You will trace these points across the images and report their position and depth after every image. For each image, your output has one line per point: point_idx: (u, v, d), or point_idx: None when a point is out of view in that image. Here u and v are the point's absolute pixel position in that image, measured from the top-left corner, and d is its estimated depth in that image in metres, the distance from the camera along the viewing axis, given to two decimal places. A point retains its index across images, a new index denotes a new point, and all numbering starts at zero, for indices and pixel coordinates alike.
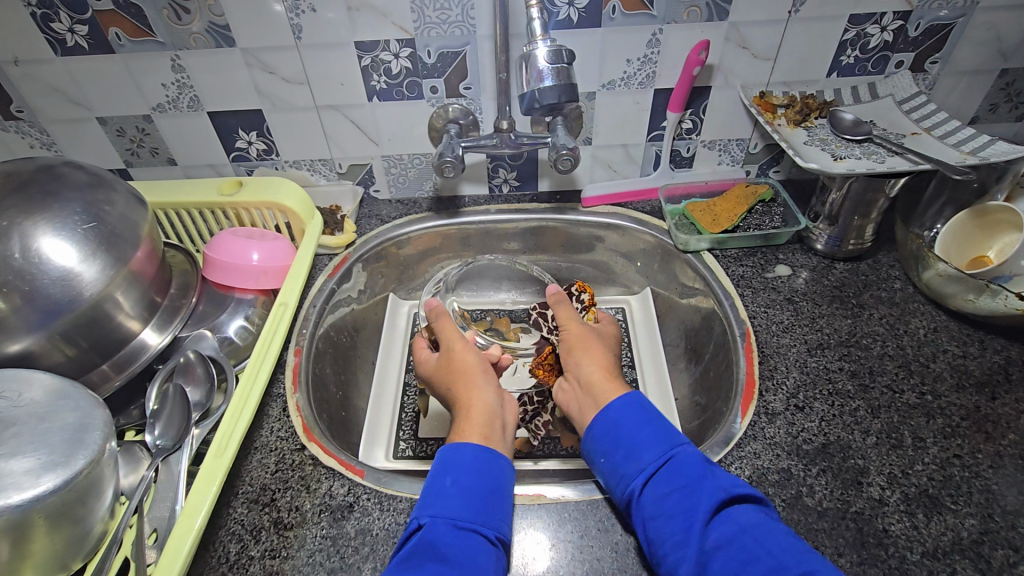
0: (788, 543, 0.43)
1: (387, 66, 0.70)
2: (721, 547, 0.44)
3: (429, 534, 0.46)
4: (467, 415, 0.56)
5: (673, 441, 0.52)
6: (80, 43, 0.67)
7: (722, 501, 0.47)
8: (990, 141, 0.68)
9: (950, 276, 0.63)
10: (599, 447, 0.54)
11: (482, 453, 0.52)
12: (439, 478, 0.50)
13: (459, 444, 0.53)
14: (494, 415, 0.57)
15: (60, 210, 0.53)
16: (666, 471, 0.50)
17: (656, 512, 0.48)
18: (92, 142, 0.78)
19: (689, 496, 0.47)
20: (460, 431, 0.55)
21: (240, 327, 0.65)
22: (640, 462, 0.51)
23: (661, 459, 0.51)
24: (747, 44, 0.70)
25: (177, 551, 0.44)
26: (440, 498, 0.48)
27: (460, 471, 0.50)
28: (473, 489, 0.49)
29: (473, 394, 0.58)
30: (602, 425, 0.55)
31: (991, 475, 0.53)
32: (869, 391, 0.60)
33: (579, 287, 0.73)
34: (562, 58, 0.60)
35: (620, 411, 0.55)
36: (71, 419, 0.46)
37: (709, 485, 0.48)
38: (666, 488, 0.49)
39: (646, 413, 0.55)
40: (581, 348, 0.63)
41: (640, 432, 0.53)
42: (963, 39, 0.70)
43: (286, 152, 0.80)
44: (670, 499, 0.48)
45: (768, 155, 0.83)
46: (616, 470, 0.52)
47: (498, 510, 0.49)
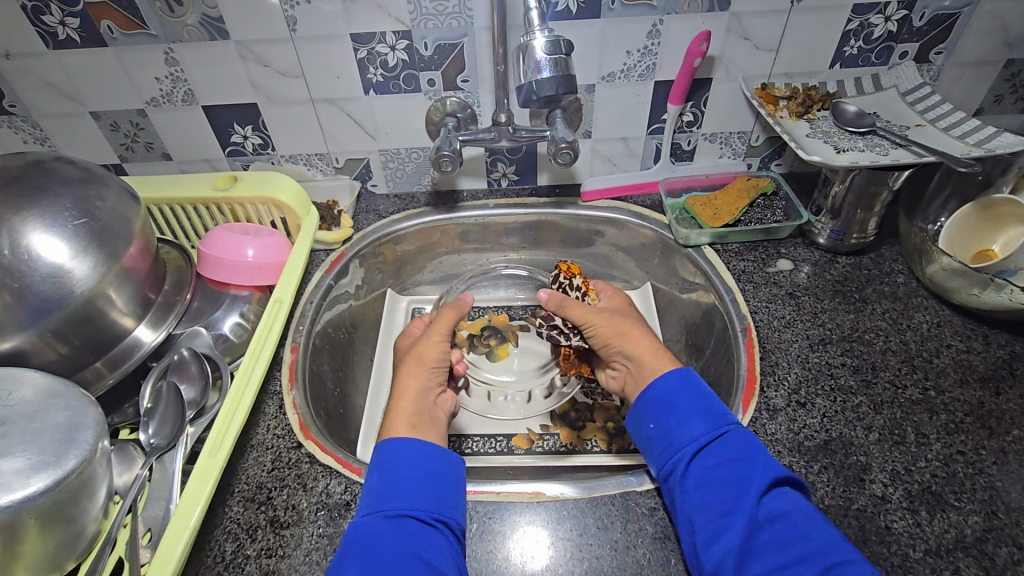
0: (831, 529, 0.44)
1: (384, 59, 0.69)
2: (772, 520, 0.45)
3: (360, 531, 0.46)
4: (397, 402, 0.56)
5: (724, 417, 0.53)
6: (72, 37, 0.66)
7: (773, 479, 0.47)
8: (996, 133, 0.67)
9: (955, 270, 0.62)
10: (650, 412, 0.55)
11: (414, 443, 0.52)
12: (370, 476, 0.50)
13: (392, 436, 0.53)
14: (424, 407, 0.56)
15: (50, 206, 0.52)
16: (721, 443, 0.50)
17: (703, 482, 0.49)
18: (86, 137, 0.77)
19: (740, 469, 0.48)
20: (390, 421, 0.55)
21: (234, 324, 0.65)
22: (693, 432, 0.52)
23: (713, 433, 0.51)
24: (749, 35, 0.69)
25: (170, 552, 0.44)
26: (373, 494, 0.48)
27: (386, 464, 0.50)
28: (401, 477, 0.49)
29: (411, 384, 0.58)
30: (655, 396, 0.55)
31: (994, 472, 0.52)
32: (871, 386, 0.60)
33: (566, 269, 0.69)
34: (560, 49, 0.59)
35: (676, 383, 0.55)
36: (62, 419, 0.45)
37: (762, 462, 0.49)
38: (719, 459, 0.49)
39: (700, 388, 0.55)
40: (616, 334, 0.62)
41: (695, 406, 0.54)
42: (969, 29, 0.69)
43: (283, 146, 0.79)
44: (724, 469, 0.49)
45: (770, 148, 0.82)
46: (667, 437, 0.53)
47: (436, 494, 0.49)
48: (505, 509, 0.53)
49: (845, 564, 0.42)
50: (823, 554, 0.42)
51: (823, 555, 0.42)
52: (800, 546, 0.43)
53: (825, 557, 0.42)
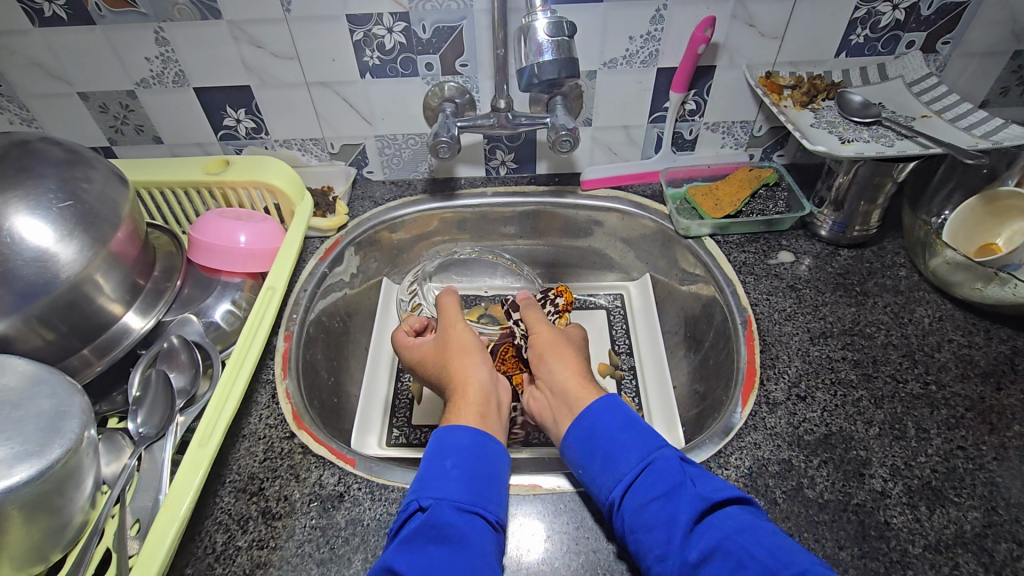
0: (776, 542, 0.42)
1: (380, 41, 0.67)
2: (705, 558, 0.42)
3: (433, 516, 0.44)
4: (462, 393, 0.55)
5: (649, 447, 0.50)
6: (58, 14, 0.64)
7: (701, 511, 0.45)
8: (1003, 124, 0.66)
9: (958, 264, 0.62)
10: (576, 457, 0.52)
11: (481, 436, 0.51)
12: (442, 460, 0.48)
13: (453, 426, 0.52)
14: (489, 395, 0.56)
15: (34, 187, 0.50)
16: (644, 479, 0.48)
17: (636, 524, 0.46)
18: (74, 119, 0.75)
19: (669, 503, 0.46)
20: (454, 410, 0.54)
21: (226, 311, 0.63)
22: (618, 472, 0.49)
23: (638, 468, 0.48)
24: (754, 22, 0.67)
25: (159, 543, 0.43)
26: (441, 481, 0.47)
27: (467, 453, 0.49)
28: (477, 471, 0.48)
29: (478, 372, 0.57)
30: (579, 434, 0.53)
31: (994, 467, 0.52)
32: (872, 380, 0.59)
33: (558, 290, 0.75)
34: (563, 31, 0.57)
35: (594, 419, 0.53)
36: (47, 407, 0.44)
37: (689, 493, 0.46)
38: (644, 498, 0.46)
39: (625, 417, 0.53)
40: (553, 354, 0.61)
41: (617, 439, 0.51)
42: (978, 18, 0.67)
43: (277, 131, 0.77)
44: (650, 509, 0.46)
45: (772, 139, 0.80)
46: (594, 481, 0.50)
47: (493, 495, 0.48)
48: None
49: None
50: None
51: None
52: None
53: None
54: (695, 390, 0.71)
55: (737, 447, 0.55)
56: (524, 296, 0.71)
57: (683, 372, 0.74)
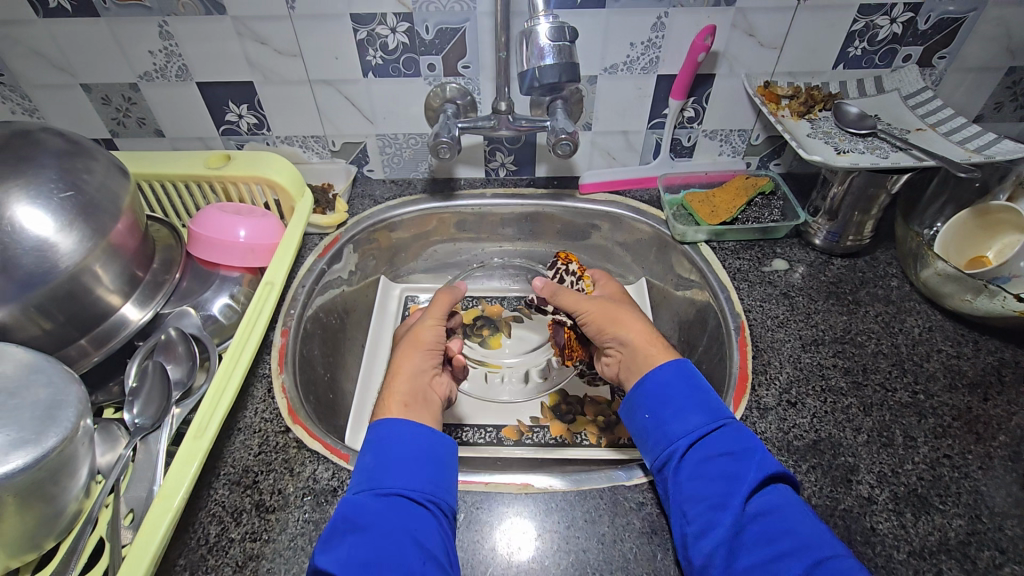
0: (816, 525, 0.45)
1: (384, 41, 0.68)
2: (758, 518, 0.45)
3: (350, 507, 0.46)
4: (391, 383, 0.57)
5: (720, 412, 0.53)
6: (63, 6, 0.64)
7: (768, 476, 0.48)
8: (996, 139, 0.67)
9: (949, 275, 0.63)
10: (645, 403, 0.55)
11: (414, 426, 0.52)
12: (364, 457, 0.50)
13: (390, 418, 0.52)
14: (418, 388, 0.57)
15: (34, 177, 0.50)
16: (714, 438, 0.50)
17: (697, 474, 0.49)
18: (76, 110, 0.75)
19: (736, 463, 0.48)
20: (382, 402, 0.55)
21: (224, 306, 0.63)
22: (689, 425, 0.52)
23: (712, 425, 0.51)
24: (753, 32, 0.68)
25: (153, 534, 0.43)
26: (364, 474, 0.48)
27: (382, 443, 0.50)
28: (390, 457, 0.49)
29: (406, 365, 0.58)
30: (650, 386, 0.55)
31: (979, 476, 0.53)
32: (862, 388, 0.60)
33: (563, 258, 0.74)
34: (564, 36, 0.58)
35: (671, 376, 0.55)
36: (43, 396, 0.44)
37: (759, 457, 0.49)
38: (715, 452, 0.50)
39: (696, 380, 0.55)
40: (612, 323, 0.62)
41: (689, 398, 0.54)
42: (973, 34, 0.68)
43: (278, 127, 0.78)
44: (715, 464, 0.49)
45: (769, 148, 0.81)
46: (662, 428, 0.53)
47: (425, 476, 0.48)
48: (493, 499, 0.53)
49: (836, 558, 0.42)
50: (816, 547, 0.43)
51: (809, 549, 0.43)
52: (789, 542, 0.43)
53: (819, 548, 0.43)
54: None
55: None
56: (543, 283, 0.69)
57: None
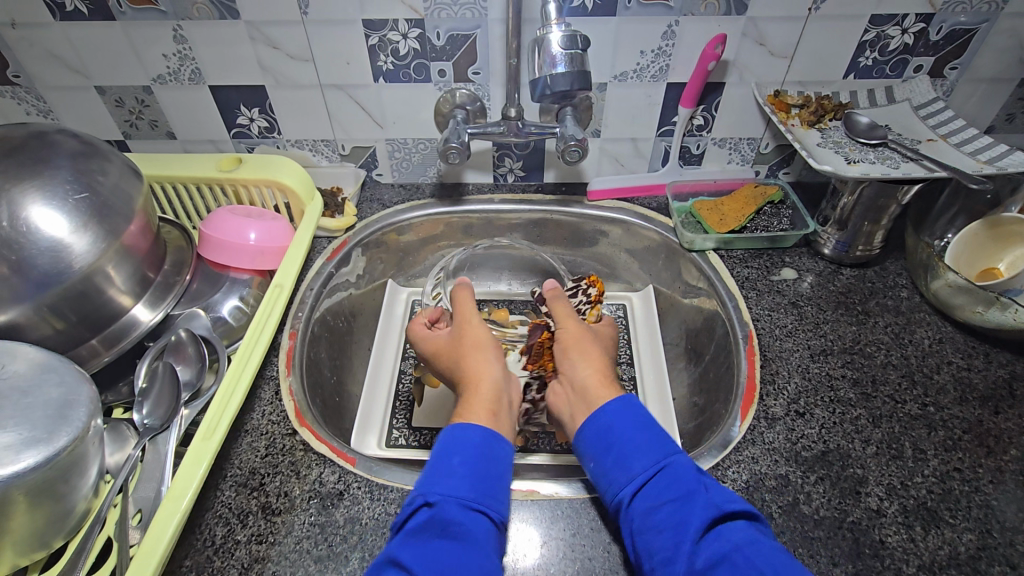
0: (780, 561, 0.41)
1: (395, 47, 0.68)
2: (712, 565, 0.42)
3: (441, 513, 0.45)
4: (475, 389, 0.55)
5: (664, 451, 0.50)
6: (80, 9, 0.65)
7: (712, 519, 0.44)
8: (1008, 151, 0.66)
9: (960, 287, 0.62)
10: (589, 450, 0.52)
11: (490, 438, 0.50)
12: (447, 458, 0.48)
13: (466, 423, 0.51)
14: (501, 393, 0.55)
15: (50, 178, 0.51)
16: (658, 481, 0.48)
17: (645, 526, 0.46)
18: (89, 112, 0.76)
19: (680, 509, 0.45)
20: (465, 407, 0.53)
21: (234, 307, 0.64)
22: (631, 471, 0.49)
23: (653, 469, 0.48)
24: (764, 41, 0.68)
25: (160, 534, 0.43)
26: (448, 478, 0.47)
27: (470, 452, 0.49)
28: (479, 469, 0.48)
29: (488, 370, 0.56)
30: (594, 428, 0.52)
31: (990, 491, 0.52)
32: (871, 399, 0.60)
33: (590, 280, 0.72)
34: (576, 44, 0.58)
35: (612, 416, 0.52)
36: (55, 395, 0.45)
37: (699, 501, 0.45)
38: (656, 500, 0.46)
39: (641, 417, 0.52)
40: (576, 349, 0.60)
41: (631, 438, 0.51)
42: (985, 45, 0.68)
43: (289, 131, 0.78)
44: (661, 512, 0.46)
45: (779, 156, 0.81)
46: (606, 476, 0.50)
47: (495, 492, 0.47)
48: None
49: None
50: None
51: None
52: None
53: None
54: (694, 403, 0.72)
55: (735, 461, 0.55)
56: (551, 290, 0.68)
57: (683, 385, 0.75)
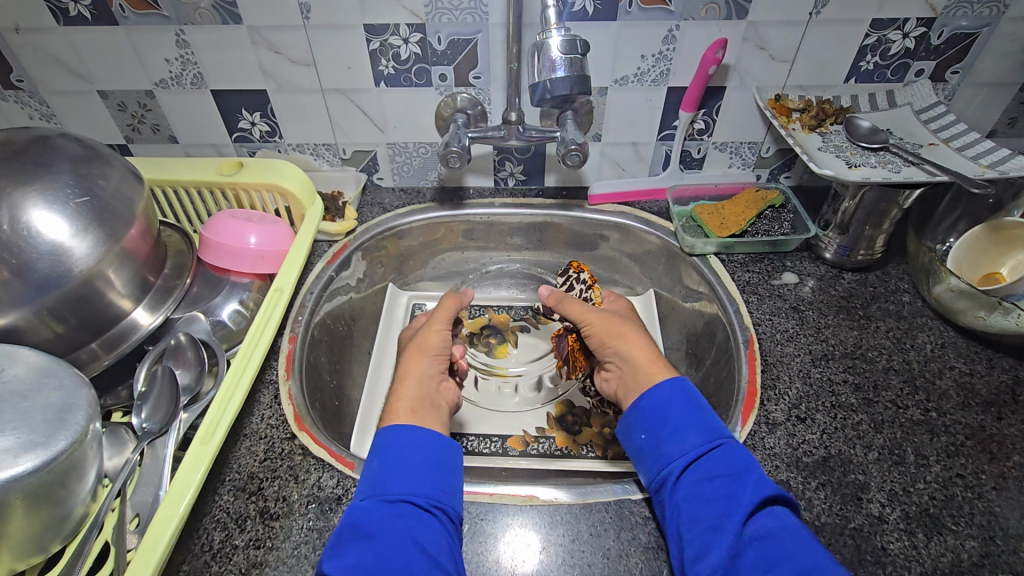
0: (813, 548, 0.43)
1: (396, 51, 0.69)
2: (757, 542, 0.44)
3: (354, 513, 0.45)
4: (398, 387, 0.56)
5: (719, 430, 0.52)
6: (82, 14, 0.65)
7: (763, 498, 0.46)
8: (1010, 155, 0.66)
9: (962, 292, 0.62)
10: (641, 423, 0.54)
11: (414, 431, 0.51)
12: (369, 462, 0.50)
13: (394, 423, 0.52)
14: (424, 395, 0.56)
15: (51, 182, 0.51)
16: (714, 458, 0.49)
17: (692, 496, 0.48)
18: (92, 116, 0.76)
19: (732, 483, 0.47)
20: (390, 407, 0.55)
21: (233, 311, 0.64)
22: (685, 446, 0.51)
23: (708, 445, 0.50)
24: (765, 45, 0.68)
25: (157, 540, 0.43)
26: (370, 480, 0.48)
27: (386, 450, 0.50)
28: (402, 462, 0.49)
29: (412, 371, 0.58)
30: (647, 405, 0.54)
31: (993, 497, 0.52)
32: (872, 405, 0.59)
33: (574, 266, 0.74)
34: (576, 48, 0.58)
35: (671, 395, 0.54)
36: (54, 399, 0.45)
37: (753, 480, 0.47)
38: (707, 474, 0.49)
39: (696, 400, 0.54)
40: (614, 337, 0.62)
41: (687, 417, 0.53)
42: (987, 49, 0.68)
43: (290, 135, 0.78)
44: (712, 485, 0.48)
45: (780, 160, 0.81)
46: (657, 448, 0.52)
47: (433, 480, 0.48)
48: (497, 511, 0.52)
49: None
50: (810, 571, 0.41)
51: None
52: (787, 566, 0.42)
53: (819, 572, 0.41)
54: None
55: None
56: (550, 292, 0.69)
57: None
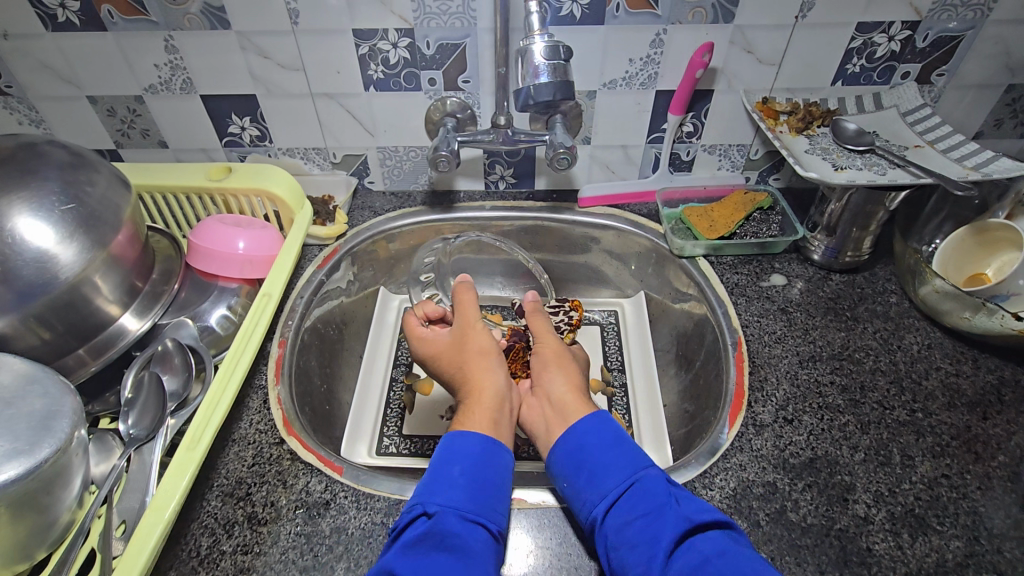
0: (755, 571, 0.40)
1: (385, 56, 0.69)
2: None
3: (440, 524, 0.44)
4: (476, 397, 0.55)
5: (636, 465, 0.49)
6: (71, 20, 0.66)
7: (683, 532, 0.44)
8: (994, 157, 0.67)
9: (947, 293, 0.62)
10: (562, 470, 0.51)
11: (485, 442, 0.51)
12: (445, 467, 0.49)
13: (463, 431, 0.52)
14: (505, 401, 0.55)
15: (37, 188, 0.51)
16: (629, 497, 0.47)
17: (619, 542, 0.45)
18: (82, 121, 0.76)
19: (651, 523, 0.44)
20: (468, 416, 0.54)
21: (222, 316, 0.64)
22: (602, 489, 0.48)
23: (624, 485, 0.48)
24: (752, 49, 0.69)
25: (142, 546, 0.43)
26: (446, 487, 0.47)
27: (471, 462, 0.49)
28: (478, 478, 0.48)
29: (490, 377, 0.56)
30: (565, 447, 0.52)
31: (978, 497, 0.52)
32: (859, 406, 0.59)
33: (573, 304, 0.77)
34: (559, 54, 0.58)
35: (586, 430, 0.52)
36: (39, 406, 0.45)
37: (671, 514, 0.45)
38: (628, 516, 0.45)
39: (611, 434, 0.52)
40: (555, 365, 0.60)
41: (605, 455, 0.50)
42: (972, 51, 0.69)
43: (281, 139, 0.79)
44: (634, 527, 0.45)
45: (768, 163, 0.82)
46: (580, 494, 0.49)
47: (496, 502, 0.48)
48: None
49: None
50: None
51: None
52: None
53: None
54: (684, 409, 0.71)
55: (722, 468, 0.55)
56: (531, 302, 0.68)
57: (673, 391, 0.75)
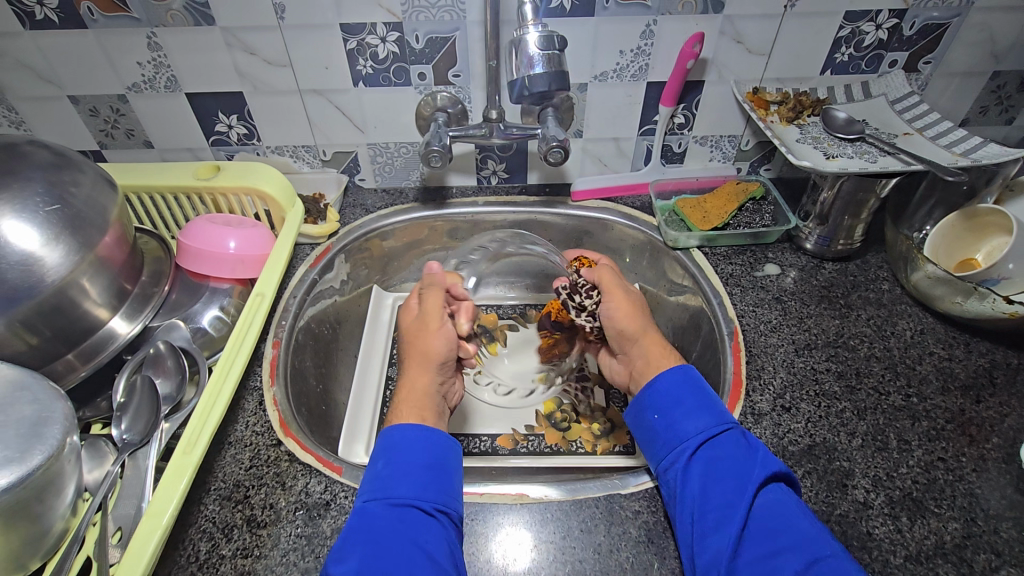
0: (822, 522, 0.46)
1: (374, 51, 0.68)
2: (764, 513, 0.46)
3: (364, 517, 0.45)
4: (404, 396, 0.56)
5: (727, 415, 0.53)
6: (49, 17, 0.64)
7: (771, 475, 0.48)
8: (982, 143, 0.67)
9: (939, 278, 0.63)
10: (656, 405, 0.55)
11: (422, 430, 0.51)
12: (375, 462, 0.49)
13: (398, 424, 0.52)
14: (432, 399, 0.57)
15: (21, 190, 0.50)
16: (722, 440, 0.51)
17: (706, 473, 0.49)
18: (64, 122, 0.75)
19: (741, 463, 0.49)
20: (397, 411, 0.55)
21: (214, 318, 0.63)
22: (698, 425, 0.52)
23: (719, 427, 0.51)
24: (742, 39, 0.69)
25: (141, 551, 0.42)
26: (377, 481, 0.47)
27: (393, 449, 0.50)
28: (407, 463, 0.48)
29: (421, 377, 0.58)
30: (661, 390, 0.55)
31: (974, 479, 0.53)
32: (855, 392, 0.60)
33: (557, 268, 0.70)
34: (553, 44, 0.58)
35: (683, 381, 0.55)
36: (28, 413, 0.43)
37: (762, 458, 0.49)
38: (720, 453, 0.50)
39: (704, 386, 0.56)
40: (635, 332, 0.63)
41: (697, 401, 0.54)
42: (957, 39, 0.69)
43: (269, 137, 0.77)
44: (723, 463, 0.49)
45: (759, 153, 0.82)
46: (669, 429, 0.53)
47: (437, 484, 0.48)
48: (487, 510, 0.52)
49: (845, 553, 0.43)
50: (811, 545, 0.43)
51: (815, 543, 0.43)
52: (787, 540, 0.43)
53: (821, 546, 0.43)
54: None
55: None
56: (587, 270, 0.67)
57: None
